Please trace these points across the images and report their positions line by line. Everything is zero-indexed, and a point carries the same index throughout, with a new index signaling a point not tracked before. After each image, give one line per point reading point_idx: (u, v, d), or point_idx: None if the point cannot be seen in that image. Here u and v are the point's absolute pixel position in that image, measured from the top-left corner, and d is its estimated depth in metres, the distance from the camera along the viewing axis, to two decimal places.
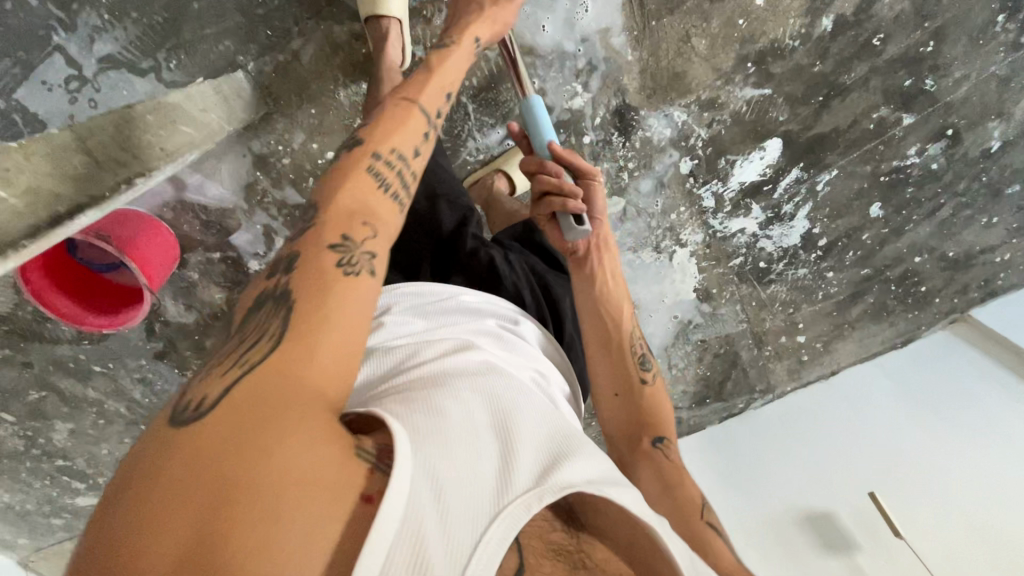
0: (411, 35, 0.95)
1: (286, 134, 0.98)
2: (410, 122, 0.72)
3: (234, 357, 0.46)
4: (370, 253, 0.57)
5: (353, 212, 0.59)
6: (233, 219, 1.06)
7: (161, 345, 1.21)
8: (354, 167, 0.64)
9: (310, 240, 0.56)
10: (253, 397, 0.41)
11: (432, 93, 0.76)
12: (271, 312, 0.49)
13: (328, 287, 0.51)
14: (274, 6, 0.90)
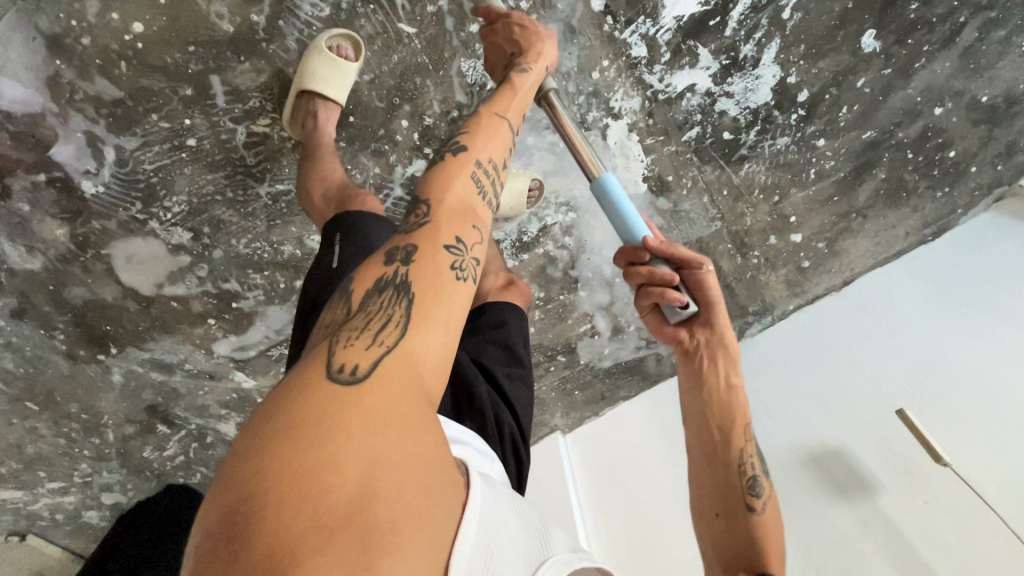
0: None
1: (76, 3, 0.79)
2: (499, 128, 0.67)
3: (365, 333, 0.45)
4: (477, 260, 0.55)
5: (462, 219, 0.56)
6: (48, 128, 0.87)
7: (16, 301, 1.01)
8: (455, 175, 0.59)
9: (422, 234, 0.53)
10: (399, 380, 0.43)
11: (517, 109, 0.71)
12: (391, 298, 0.47)
13: (441, 288, 0.50)
14: None
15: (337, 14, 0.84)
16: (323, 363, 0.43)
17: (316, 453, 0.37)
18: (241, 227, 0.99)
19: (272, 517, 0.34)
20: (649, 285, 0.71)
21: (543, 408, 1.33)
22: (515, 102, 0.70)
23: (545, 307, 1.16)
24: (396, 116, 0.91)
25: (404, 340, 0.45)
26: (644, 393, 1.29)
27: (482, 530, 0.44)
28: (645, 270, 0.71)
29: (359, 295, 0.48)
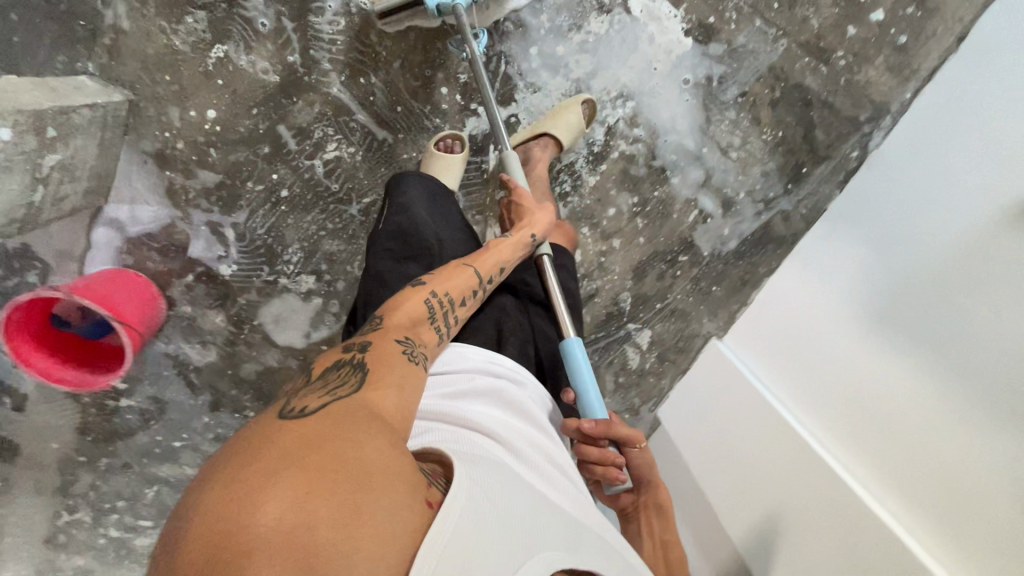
0: None
1: (163, 117, 0.93)
2: (462, 275, 0.73)
3: (325, 389, 0.49)
4: (425, 355, 0.63)
5: (411, 326, 0.64)
6: (180, 232, 1.02)
7: (210, 395, 1.15)
8: (411, 295, 0.67)
9: (381, 337, 0.60)
10: (359, 416, 0.46)
11: (490, 261, 0.77)
12: (347, 371, 0.53)
13: (392, 365, 0.56)
14: None
15: (351, 19, 0.92)
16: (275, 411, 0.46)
17: (260, 463, 0.37)
18: (350, 251, 1.08)
19: (206, 531, 0.34)
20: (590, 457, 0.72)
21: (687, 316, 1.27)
22: (483, 254, 0.76)
23: (645, 213, 1.14)
24: (435, 88, 0.97)
25: (364, 395, 0.50)
26: (786, 260, 1.17)
27: (467, 514, 0.44)
28: (595, 451, 0.72)
29: (320, 369, 0.54)
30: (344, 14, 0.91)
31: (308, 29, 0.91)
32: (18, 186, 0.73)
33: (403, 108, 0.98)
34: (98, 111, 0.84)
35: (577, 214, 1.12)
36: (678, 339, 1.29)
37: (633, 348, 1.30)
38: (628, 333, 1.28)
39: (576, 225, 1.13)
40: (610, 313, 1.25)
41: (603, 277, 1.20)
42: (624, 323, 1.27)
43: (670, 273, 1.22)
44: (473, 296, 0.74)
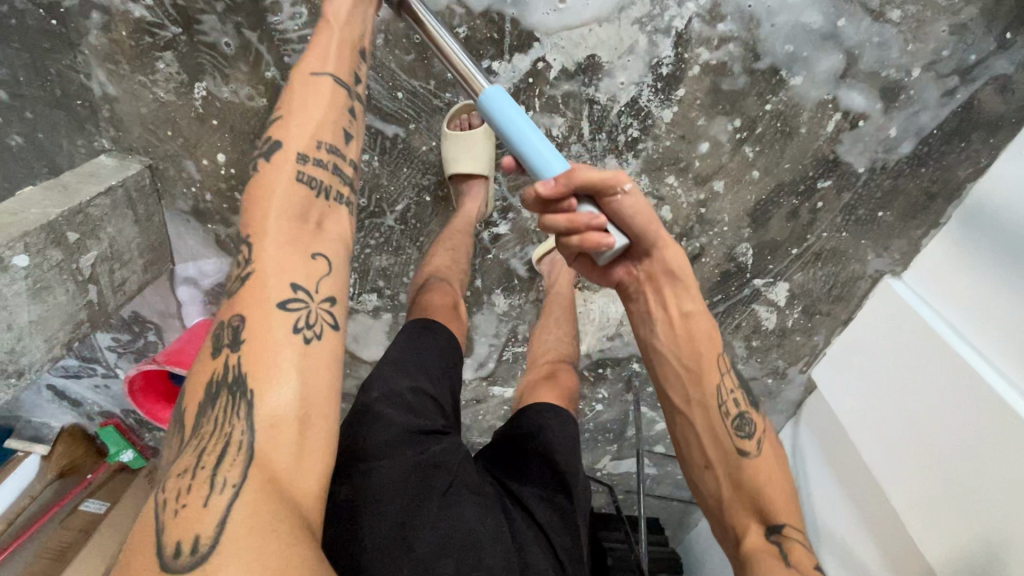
0: None
1: (182, 173, 0.89)
2: (332, 100, 0.63)
3: (201, 475, 0.47)
4: (328, 300, 0.55)
5: (294, 254, 0.55)
6: None
7: None
8: (262, 243, 0.55)
9: (252, 300, 0.52)
10: (264, 530, 0.44)
11: (345, 56, 0.66)
12: (228, 409, 0.49)
13: (281, 358, 0.51)
14: (58, 76, 0.80)
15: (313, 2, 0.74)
16: (156, 545, 0.44)
17: None
18: (402, 263, 0.96)
19: None
20: (565, 234, 0.58)
21: (840, 254, 0.94)
22: (336, 56, 0.64)
23: (756, 138, 0.81)
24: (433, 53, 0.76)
25: (257, 460, 0.48)
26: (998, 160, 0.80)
27: None
28: (563, 216, 0.57)
29: (193, 416, 0.50)
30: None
31: (274, 31, 0.75)
32: (66, 295, 0.75)
33: (405, 92, 0.79)
34: (116, 193, 0.82)
35: (657, 161, 0.84)
36: (828, 283, 0.98)
37: (767, 305, 1.01)
38: (756, 291, 0.99)
39: (658, 176, 0.85)
40: (727, 272, 0.97)
41: (709, 231, 0.92)
42: (748, 280, 0.98)
43: (806, 207, 0.88)
44: (351, 126, 0.64)
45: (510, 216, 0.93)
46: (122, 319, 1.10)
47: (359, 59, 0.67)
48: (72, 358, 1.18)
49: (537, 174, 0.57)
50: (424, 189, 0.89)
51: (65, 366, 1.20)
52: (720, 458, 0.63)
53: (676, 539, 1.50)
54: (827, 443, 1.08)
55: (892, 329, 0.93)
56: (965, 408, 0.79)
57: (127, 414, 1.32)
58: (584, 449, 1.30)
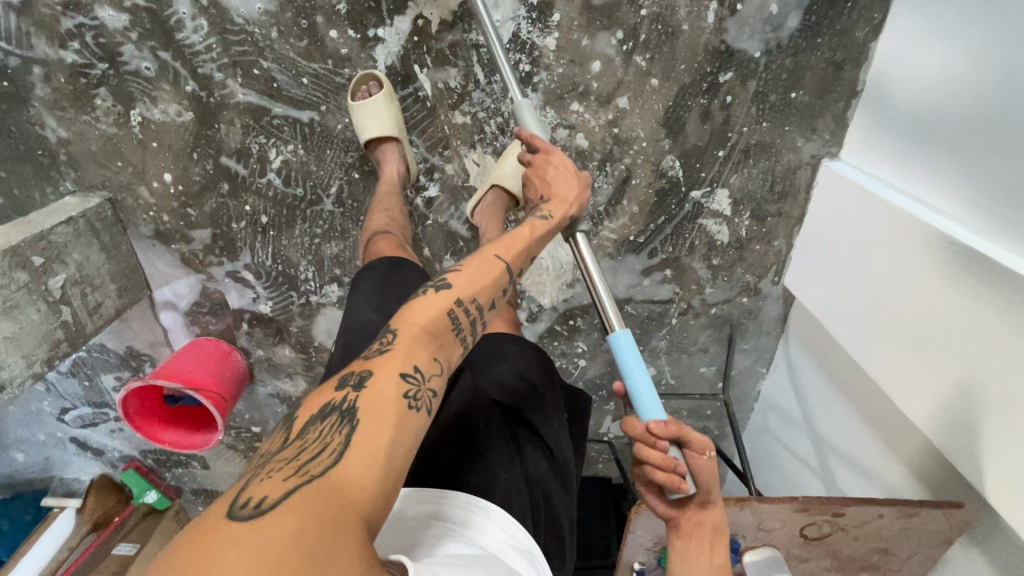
0: (54, 15, 0.82)
1: (139, 199, 0.97)
2: (493, 272, 0.63)
3: (291, 461, 0.44)
4: (435, 391, 0.53)
5: (424, 345, 0.54)
6: (216, 292, 1.09)
7: None
8: (416, 315, 0.56)
9: (383, 360, 0.51)
10: (320, 515, 0.40)
11: (520, 253, 0.67)
12: (336, 423, 0.47)
13: (388, 418, 0.48)
14: (18, 132, 0.91)
15: (210, 14, 0.82)
16: (228, 502, 0.41)
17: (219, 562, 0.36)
18: (351, 245, 1.02)
19: None
20: (651, 467, 0.56)
21: (769, 147, 0.93)
22: (512, 245, 0.66)
23: (643, 46, 0.84)
24: (324, 34, 0.83)
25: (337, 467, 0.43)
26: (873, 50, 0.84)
27: None
28: (654, 454, 0.55)
29: (302, 422, 0.48)
30: (202, 13, 0.82)
31: (182, 47, 0.84)
32: (39, 313, 0.83)
33: (309, 76, 0.86)
34: (79, 223, 0.91)
35: (556, 91, 0.87)
36: (768, 180, 0.96)
37: (714, 217, 1.00)
38: (698, 204, 0.98)
39: (562, 105, 0.88)
40: (661, 189, 0.97)
41: (629, 150, 0.93)
42: (686, 194, 0.97)
43: (717, 104, 0.89)
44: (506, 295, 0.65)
45: (436, 176, 0.94)
46: (119, 355, 1.18)
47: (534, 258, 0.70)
48: (85, 405, 1.27)
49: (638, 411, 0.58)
50: (351, 166, 0.95)
51: (81, 415, 1.29)
52: None
53: None
54: (816, 351, 1.03)
55: (842, 211, 0.90)
56: (913, 260, 0.75)
57: (145, 455, 1.39)
58: None
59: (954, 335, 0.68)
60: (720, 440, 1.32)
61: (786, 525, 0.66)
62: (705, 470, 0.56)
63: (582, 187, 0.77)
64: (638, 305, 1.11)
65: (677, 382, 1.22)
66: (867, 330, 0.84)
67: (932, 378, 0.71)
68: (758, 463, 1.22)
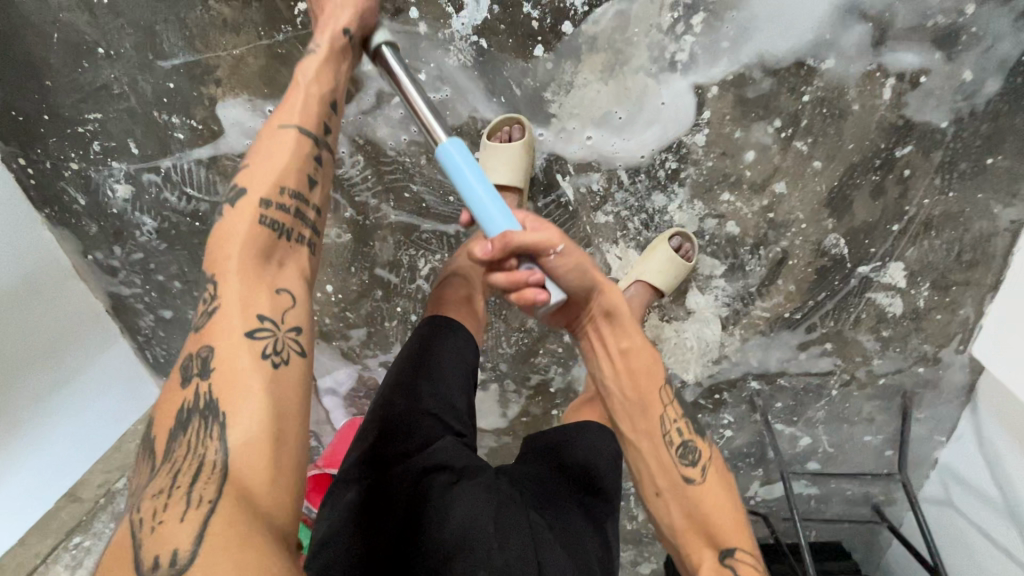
0: (232, 165, 0.91)
1: None
2: (288, 155, 0.60)
3: (181, 491, 0.46)
4: (295, 329, 0.54)
5: (259, 286, 0.54)
6: (370, 379, 1.16)
7: None
8: (233, 247, 0.55)
9: (216, 330, 0.52)
10: (228, 535, 0.44)
11: (325, 104, 0.64)
12: (202, 431, 0.48)
13: (244, 388, 0.49)
14: (208, 260, 1.03)
15: (365, 148, 0.86)
16: (137, 548, 0.44)
17: None
18: (493, 335, 1.06)
19: None
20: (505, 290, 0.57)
21: (956, 216, 0.82)
22: (299, 112, 0.62)
23: (805, 131, 0.78)
24: (468, 154, 0.85)
25: (232, 475, 0.47)
26: None
27: None
28: (504, 276, 0.56)
29: (164, 441, 0.49)
30: (358, 148, 0.87)
31: (342, 180, 0.90)
32: None
33: (455, 194, 0.89)
34: None
35: (705, 183, 0.83)
36: (953, 250, 0.85)
37: (885, 290, 0.91)
38: (866, 278, 0.90)
39: (711, 196, 0.84)
40: (823, 267, 0.89)
41: (786, 233, 0.87)
42: (852, 270, 0.89)
43: (894, 178, 0.80)
44: (317, 185, 0.62)
45: None
46: None
47: (336, 117, 0.66)
48: None
49: (484, 230, 0.57)
50: None
51: None
52: (669, 485, 0.66)
53: (869, 565, 1.31)
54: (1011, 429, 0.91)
55: None
56: None
57: None
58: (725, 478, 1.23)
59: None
60: (885, 506, 1.21)
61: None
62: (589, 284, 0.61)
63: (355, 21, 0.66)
64: (793, 377, 1.04)
65: (835, 450, 1.13)
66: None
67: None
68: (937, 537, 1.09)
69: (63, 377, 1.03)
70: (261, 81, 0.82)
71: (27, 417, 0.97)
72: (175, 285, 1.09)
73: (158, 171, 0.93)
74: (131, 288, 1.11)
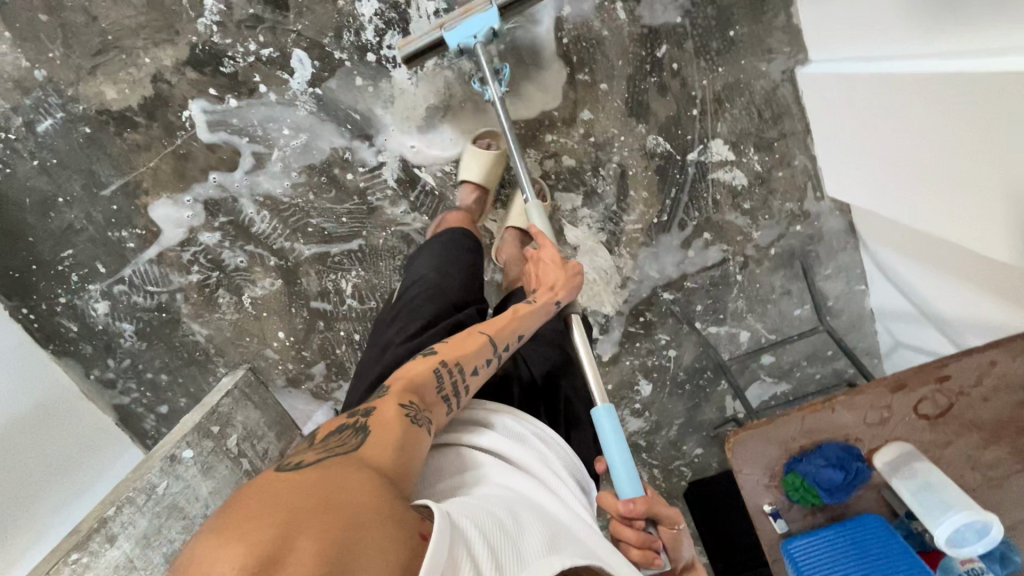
0: (175, 252, 1.13)
1: (267, 360, 1.21)
2: (477, 338, 0.68)
3: (319, 449, 0.48)
4: (432, 419, 0.57)
5: (417, 386, 0.59)
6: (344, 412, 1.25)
7: None
8: (420, 367, 0.62)
9: (386, 395, 0.57)
10: (348, 466, 0.44)
11: (506, 329, 0.72)
12: (352, 431, 0.51)
13: (396, 426, 0.52)
14: (182, 343, 1.22)
15: (267, 202, 1.08)
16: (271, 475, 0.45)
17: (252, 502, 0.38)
18: None
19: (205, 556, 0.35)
20: (628, 545, 0.62)
21: (735, 85, 0.99)
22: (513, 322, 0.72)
23: (580, 65, 0.98)
24: (344, 177, 1.06)
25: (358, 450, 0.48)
26: None
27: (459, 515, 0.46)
28: (632, 532, 0.62)
29: (322, 433, 0.52)
30: (262, 204, 1.08)
31: (258, 234, 1.10)
32: (228, 468, 1.02)
33: (346, 215, 1.08)
34: (235, 392, 1.11)
35: (529, 132, 1.01)
36: (751, 112, 1.00)
37: (722, 167, 1.03)
38: (699, 164, 1.03)
39: (538, 141, 1.01)
40: (659, 166, 1.03)
41: (613, 150, 1.02)
42: (684, 160, 1.03)
43: (665, 74, 0.98)
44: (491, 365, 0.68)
45: None
46: None
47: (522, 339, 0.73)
48: None
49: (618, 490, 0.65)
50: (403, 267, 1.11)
51: None
52: None
53: None
54: (889, 240, 0.97)
55: (830, 107, 0.92)
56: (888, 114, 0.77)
57: None
58: (699, 402, 1.24)
59: (988, 151, 0.63)
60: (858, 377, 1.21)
61: (881, 398, 0.63)
62: (677, 547, 0.64)
63: (573, 291, 0.80)
64: (697, 277, 1.12)
65: (779, 334, 1.17)
66: (919, 197, 0.77)
67: (1002, 219, 0.65)
68: None
69: (81, 488, 1.12)
70: (176, 180, 1.06)
71: (52, 526, 1.05)
72: (163, 377, 1.25)
73: (124, 280, 1.15)
74: (130, 394, 1.26)
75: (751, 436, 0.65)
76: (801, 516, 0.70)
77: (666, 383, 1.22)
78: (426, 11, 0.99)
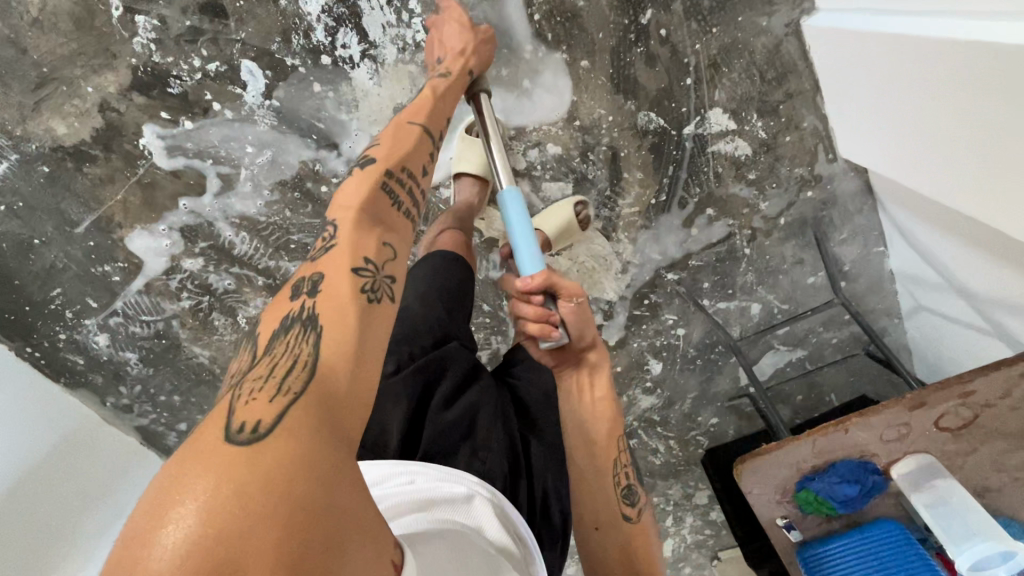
0: (162, 281, 1.10)
1: None
2: (410, 135, 0.68)
3: (270, 382, 0.43)
4: (390, 276, 0.55)
5: (362, 228, 0.56)
6: None
7: None
8: (357, 198, 0.58)
9: (330, 261, 0.53)
10: (313, 427, 0.41)
11: (430, 114, 0.72)
12: (301, 334, 0.47)
13: (347, 303, 0.50)
14: (188, 366, 1.22)
15: (244, 223, 1.03)
16: (219, 422, 0.41)
17: (211, 493, 0.35)
18: None
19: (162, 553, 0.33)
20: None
21: (731, 45, 0.88)
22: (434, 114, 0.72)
23: (554, 43, 0.89)
24: (318, 189, 1.00)
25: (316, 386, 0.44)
26: None
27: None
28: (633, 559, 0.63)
29: (265, 339, 0.48)
30: (239, 225, 1.04)
31: (240, 256, 1.06)
32: None
33: None
34: None
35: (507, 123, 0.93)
36: (751, 74, 0.89)
37: (723, 138, 0.94)
38: (697, 136, 0.94)
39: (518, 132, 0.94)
40: (653, 144, 0.95)
41: (600, 132, 0.94)
42: (680, 135, 0.94)
43: (651, 42, 0.88)
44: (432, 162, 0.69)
45: None
46: None
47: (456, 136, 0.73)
48: None
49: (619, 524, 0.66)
50: None
51: None
52: None
53: None
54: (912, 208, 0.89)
55: (842, 66, 0.81)
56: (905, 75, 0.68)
57: None
58: (712, 375, 1.21)
59: (1008, 115, 0.56)
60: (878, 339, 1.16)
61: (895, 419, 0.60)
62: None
63: (485, 45, 0.82)
64: (702, 254, 1.06)
65: (792, 305, 1.11)
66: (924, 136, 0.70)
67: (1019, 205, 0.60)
68: (931, 346, 1.04)
69: (118, 510, 1.15)
70: (148, 211, 1.02)
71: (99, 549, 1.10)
72: (176, 399, 1.26)
73: (118, 312, 1.14)
74: (148, 416, 1.27)
75: (760, 466, 0.62)
76: (816, 525, 0.69)
77: (677, 363, 1.18)
78: (379, 2, 0.90)
